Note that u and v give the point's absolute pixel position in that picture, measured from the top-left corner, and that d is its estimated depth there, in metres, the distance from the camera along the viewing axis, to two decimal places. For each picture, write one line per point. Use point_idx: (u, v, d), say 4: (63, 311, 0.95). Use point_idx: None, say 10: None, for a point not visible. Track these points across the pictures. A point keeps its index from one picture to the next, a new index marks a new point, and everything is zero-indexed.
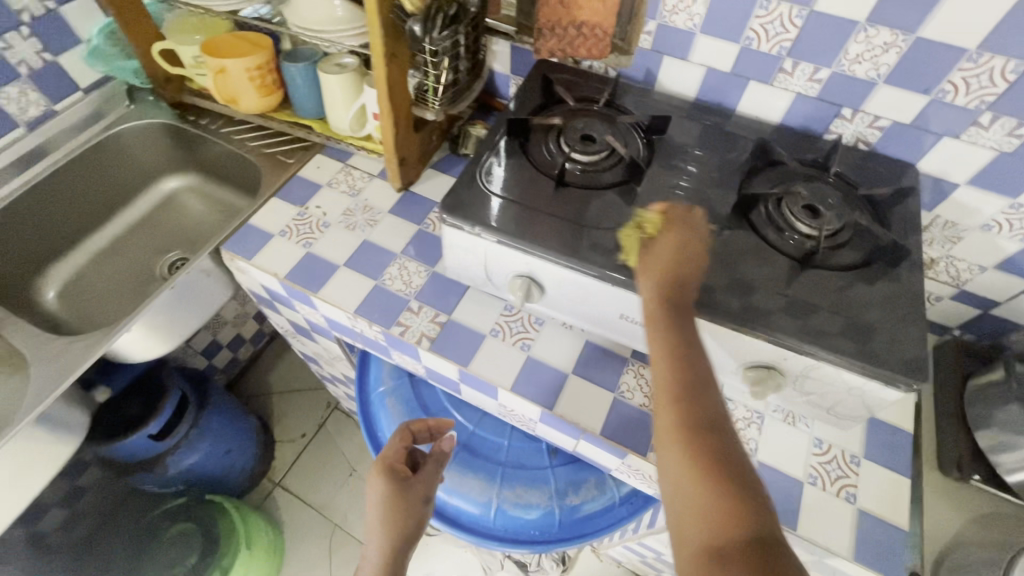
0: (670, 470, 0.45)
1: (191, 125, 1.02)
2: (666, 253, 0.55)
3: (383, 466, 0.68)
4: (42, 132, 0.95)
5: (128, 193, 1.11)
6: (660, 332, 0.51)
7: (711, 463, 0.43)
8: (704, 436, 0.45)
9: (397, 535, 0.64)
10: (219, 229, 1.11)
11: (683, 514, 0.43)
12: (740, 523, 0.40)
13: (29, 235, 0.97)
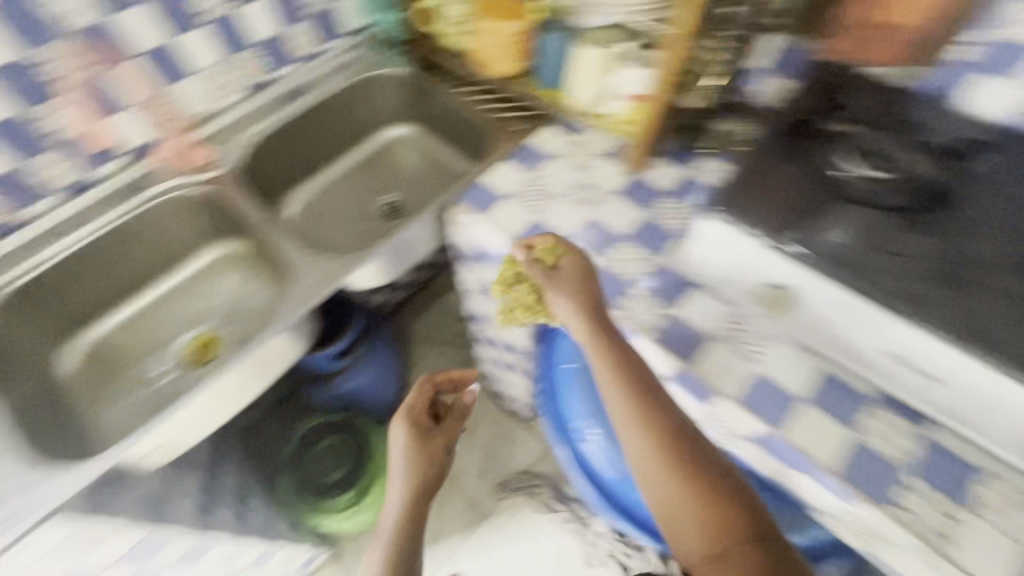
0: (659, 491, 0.57)
1: (439, 86, 1.08)
2: (551, 287, 0.70)
3: (410, 419, 0.75)
4: (309, 70, 1.06)
5: (357, 134, 1.17)
6: (609, 375, 0.63)
7: (691, 470, 0.56)
8: (677, 450, 0.57)
9: (423, 481, 0.71)
10: (432, 184, 1.16)
11: (674, 521, 0.55)
12: (727, 513, 0.53)
13: (282, 159, 1.07)
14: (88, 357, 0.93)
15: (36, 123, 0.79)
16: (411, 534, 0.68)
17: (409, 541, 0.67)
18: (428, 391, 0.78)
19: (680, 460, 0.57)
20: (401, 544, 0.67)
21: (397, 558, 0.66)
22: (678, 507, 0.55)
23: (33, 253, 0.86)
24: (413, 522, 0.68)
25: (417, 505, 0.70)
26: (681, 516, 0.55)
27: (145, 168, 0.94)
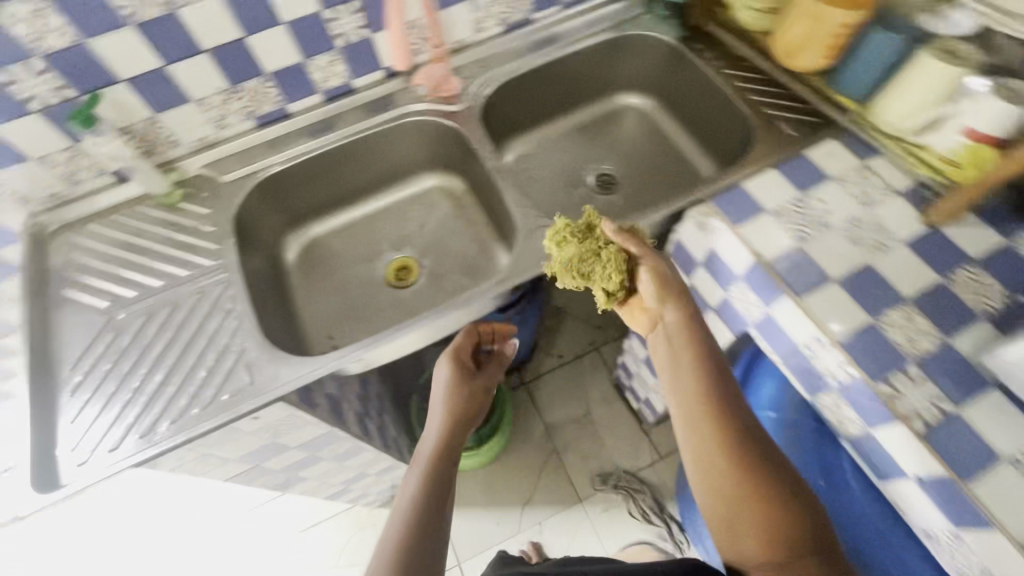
0: (719, 475, 0.53)
1: (705, 63, 0.96)
2: (651, 262, 0.67)
3: (458, 358, 0.70)
4: (570, 17, 1.01)
5: (593, 95, 1.11)
6: (689, 362, 0.60)
7: (750, 453, 0.54)
8: (738, 432, 0.55)
9: (462, 413, 0.64)
10: (655, 167, 1.08)
11: (726, 504, 0.53)
12: (784, 502, 0.51)
13: (517, 105, 1.04)
14: (305, 254, 1.00)
15: (326, 24, 0.82)
16: (449, 459, 0.59)
17: (448, 464, 0.58)
18: (471, 338, 0.73)
19: (739, 442, 0.54)
20: (437, 465, 0.57)
21: (436, 477, 0.56)
22: (732, 490, 0.53)
23: (289, 146, 0.91)
24: (454, 448, 0.60)
25: (454, 433, 0.62)
26: (736, 502, 0.52)
27: (394, 87, 0.95)
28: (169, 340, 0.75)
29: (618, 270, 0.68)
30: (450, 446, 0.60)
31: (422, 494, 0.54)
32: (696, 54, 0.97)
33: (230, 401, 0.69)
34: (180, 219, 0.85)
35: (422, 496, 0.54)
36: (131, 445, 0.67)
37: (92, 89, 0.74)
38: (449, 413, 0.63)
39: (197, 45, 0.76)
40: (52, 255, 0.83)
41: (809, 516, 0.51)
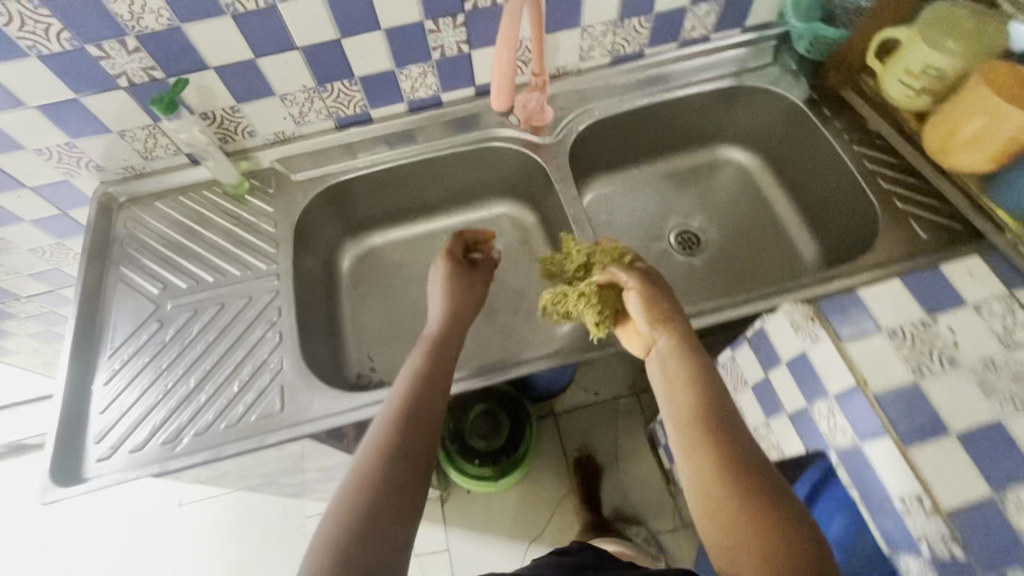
0: (695, 472, 0.50)
1: (836, 136, 0.84)
2: (634, 277, 0.62)
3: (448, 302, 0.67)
4: (687, 57, 0.91)
5: (694, 142, 1.00)
6: (682, 371, 0.56)
7: (732, 454, 0.50)
8: (714, 429, 0.52)
9: (442, 359, 0.60)
10: (747, 234, 0.97)
11: (709, 507, 0.48)
12: (769, 504, 0.47)
13: (611, 143, 0.95)
14: (359, 262, 0.95)
15: (425, 35, 0.76)
16: (422, 407, 0.55)
17: (422, 416, 0.54)
18: (460, 242, 0.74)
19: (717, 440, 0.51)
20: (409, 413, 0.54)
21: (407, 424, 0.53)
22: (714, 491, 0.48)
23: (365, 154, 0.87)
24: (431, 397, 0.56)
25: (433, 380, 0.58)
26: (721, 504, 0.48)
27: (483, 105, 0.89)
28: (209, 343, 0.73)
29: (591, 305, 0.65)
30: (422, 393, 0.56)
31: (389, 443, 0.51)
32: (826, 123, 0.85)
33: (257, 425, 0.66)
34: (243, 213, 0.83)
35: (389, 446, 0.51)
36: (154, 450, 0.65)
37: (179, 73, 0.71)
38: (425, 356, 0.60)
39: (291, 41, 0.72)
40: (117, 228, 0.83)
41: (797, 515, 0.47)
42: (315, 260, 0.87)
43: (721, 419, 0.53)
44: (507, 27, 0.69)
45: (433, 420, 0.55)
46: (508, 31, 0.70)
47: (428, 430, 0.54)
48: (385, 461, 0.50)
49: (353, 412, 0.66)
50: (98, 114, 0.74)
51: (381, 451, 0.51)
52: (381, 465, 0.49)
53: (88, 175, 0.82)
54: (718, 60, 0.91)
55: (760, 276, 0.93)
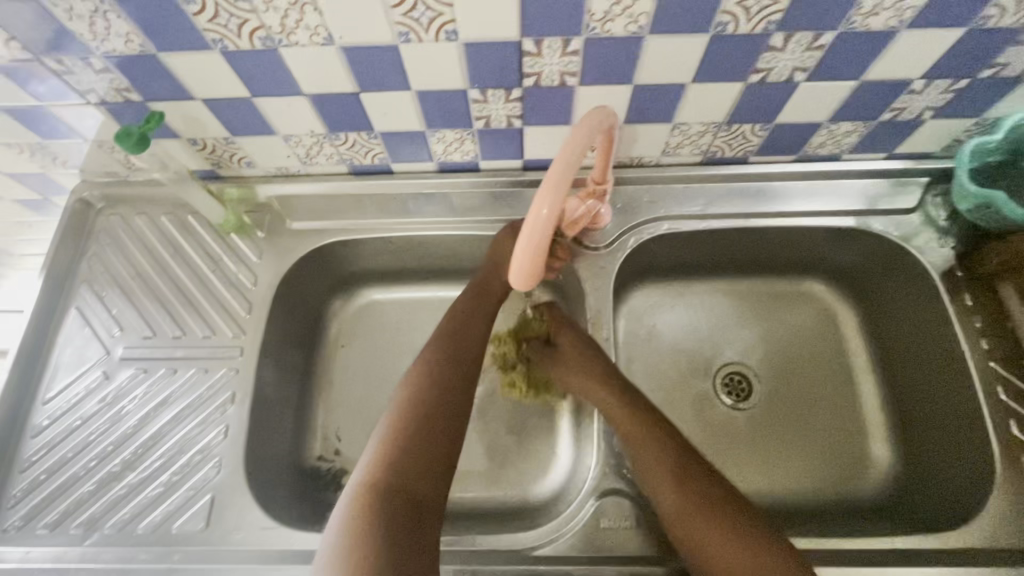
0: (670, 503, 0.55)
1: (969, 341, 0.64)
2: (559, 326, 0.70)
3: (464, 296, 0.67)
4: (804, 176, 0.70)
5: (779, 267, 0.80)
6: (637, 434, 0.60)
7: (691, 476, 0.56)
8: (670, 458, 0.58)
9: (457, 349, 0.62)
10: (813, 402, 0.76)
11: (690, 533, 0.53)
12: (740, 521, 0.53)
13: (676, 253, 0.76)
14: (348, 318, 0.82)
15: (468, 104, 0.59)
16: (436, 404, 0.58)
17: (435, 412, 0.57)
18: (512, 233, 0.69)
19: (678, 469, 0.57)
20: (422, 405, 0.57)
21: (419, 418, 0.56)
22: (692, 518, 0.54)
23: (379, 214, 0.74)
24: (444, 394, 0.58)
25: (446, 373, 0.60)
26: (702, 531, 0.53)
27: (528, 181, 0.73)
28: (148, 416, 0.64)
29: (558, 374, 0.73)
30: (435, 388, 0.58)
31: (401, 435, 0.55)
32: (959, 317, 0.65)
33: (174, 540, 0.58)
34: (223, 256, 0.72)
35: (400, 439, 0.55)
36: (62, 538, 0.59)
37: (160, 101, 0.58)
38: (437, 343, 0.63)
39: (296, 87, 0.57)
40: (87, 238, 0.73)
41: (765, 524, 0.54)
42: (298, 316, 0.76)
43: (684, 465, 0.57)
44: (537, 242, 0.44)
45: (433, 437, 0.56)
46: (539, 244, 0.44)
47: (444, 429, 0.57)
48: (401, 458, 0.54)
49: (279, 560, 0.57)
50: (71, 123, 0.62)
51: (394, 443, 0.55)
52: (394, 461, 0.54)
53: (67, 172, 0.71)
54: (843, 188, 0.70)
55: (809, 465, 0.73)
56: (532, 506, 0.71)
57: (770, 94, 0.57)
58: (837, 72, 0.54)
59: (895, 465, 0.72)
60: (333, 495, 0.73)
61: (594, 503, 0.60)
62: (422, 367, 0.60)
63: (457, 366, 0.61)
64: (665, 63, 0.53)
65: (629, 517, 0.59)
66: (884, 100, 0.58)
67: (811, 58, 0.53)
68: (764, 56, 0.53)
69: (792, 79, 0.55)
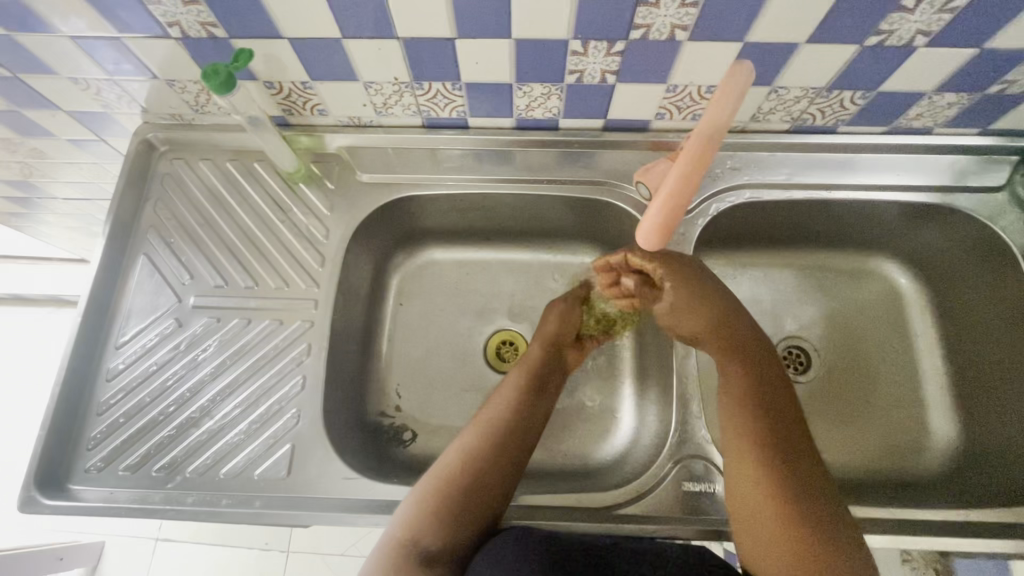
0: (736, 454, 0.53)
1: None
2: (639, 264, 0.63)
3: (542, 339, 0.67)
4: (892, 148, 0.68)
5: (845, 243, 0.79)
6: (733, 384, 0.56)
7: (775, 444, 0.52)
8: (763, 416, 0.54)
9: (515, 421, 0.59)
10: (872, 378, 0.77)
11: (744, 488, 0.52)
12: (810, 514, 0.49)
13: (749, 223, 0.75)
14: (407, 276, 0.81)
15: (566, 56, 0.56)
16: (494, 455, 0.56)
17: (482, 495, 0.54)
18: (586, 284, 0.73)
19: (764, 429, 0.53)
20: (468, 479, 0.54)
21: (464, 493, 0.53)
22: (749, 468, 0.52)
23: (449, 169, 0.72)
24: (497, 472, 0.55)
25: (504, 444, 0.57)
26: (759, 493, 0.50)
27: (605, 142, 0.70)
28: (224, 364, 0.65)
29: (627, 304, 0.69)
30: (486, 463, 0.55)
31: (440, 508, 0.53)
32: None
33: (256, 486, 0.59)
34: (292, 207, 0.70)
35: (440, 510, 0.52)
36: (144, 480, 0.59)
37: (246, 38, 0.56)
38: (495, 414, 0.59)
39: (391, 29, 0.54)
40: (151, 183, 0.71)
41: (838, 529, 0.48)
42: (363, 271, 0.75)
43: (770, 436, 0.53)
44: (672, 209, 0.50)
45: (485, 484, 0.54)
46: (673, 208, 0.50)
47: (486, 493, 0.54)
48: (443, 528, 0.52)
49: (362, 509, 0.58)
50: (145, 59, 0.60)
51: (431, 516, 0.52)
52: (424, 519, 0.52)
53: (130, 111, 0.69)
54: (930, 163, 0.68)
55: (868, 438, 0.74)
56: (594, 467, 0.71)
57: (882, 59, 0.55)
58: (961, 37, 0.52)
59: (953, 442, 0.73)
60: (396, 449, 0.73)
61: (672, 466, 0.61)
62: (475, 437, 0.57)
63: (523, 435, 0.59)
64: (784, 19, 0.51)
65: (705, 480, 0.60)
66: (999, 72, 0.56)
67: (938, 21, 0.51)
68: (890, 17, 0.50)
69: (911, 44, 0.53)
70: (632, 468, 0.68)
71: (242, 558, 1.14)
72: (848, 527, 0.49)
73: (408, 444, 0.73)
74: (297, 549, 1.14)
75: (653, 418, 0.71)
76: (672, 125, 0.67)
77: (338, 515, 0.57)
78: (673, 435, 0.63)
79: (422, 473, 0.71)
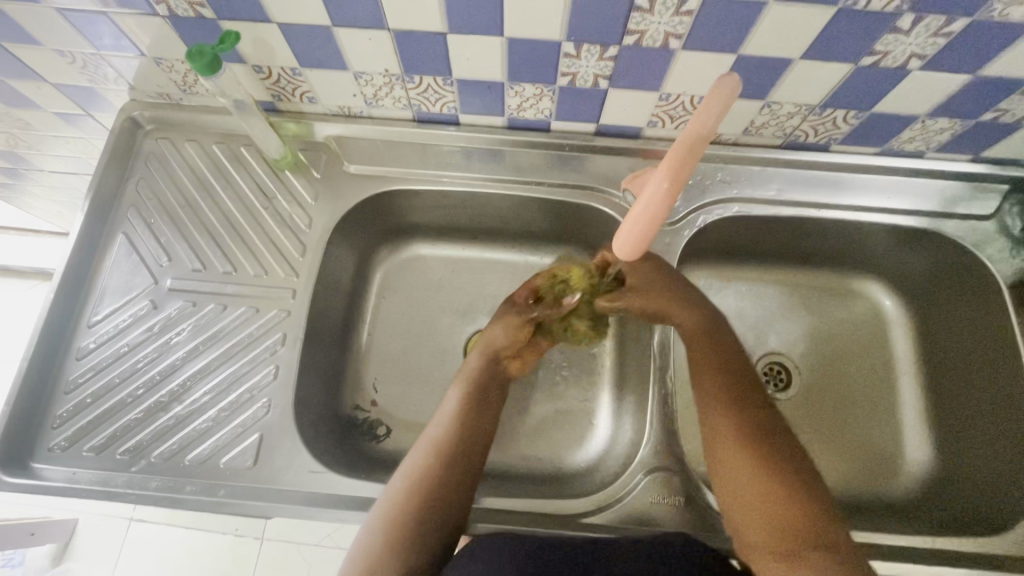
0: (713, 431, 0.54)
1: None
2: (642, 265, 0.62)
3: (486, 346, 0.63)
4: (882, 170, 0.68)
5: (833, 262, 0.79)
6: (707, 359, 0.58)
7: (746, 410, 0.54)
8: (730, 371, 0.57)
9: (461, 434, 0.57)
10: (852, 399, 0.77)
11: (719, 434, 0.53)
12: (794, 487, 0.48)
13: (737, 237, 0.74)
14: (391, 269, 0.80)
15: (559, 58, 0.55)
16: (446, 475, 0.54)
17: (438, 517, 0.52)
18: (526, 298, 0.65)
19: (733, 383, 0.56)
20: (418, 506, 0.52)
21: (418, 520, 0.51)
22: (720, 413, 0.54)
23: (437, 165, 0.71)
24: (452, 493, 0.53)
25: (451, 465, 0.55)
26: (735, 461, 0.51)
27: (597, 147, 0.70)
28: (195, 349, 0.64)
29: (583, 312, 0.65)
30: (436, 485, 0.53)
31: (396, 540, 0.50)
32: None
33: (221, 474, 0.58)
34: (276, 194, 0.69)
35: (397, 543, 0.50)
36: (108, 462, 0.59)
37: (234, 21, 0.55)
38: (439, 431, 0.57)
39: (381, 20, 0.53)
40: (134, 161, 0.70)
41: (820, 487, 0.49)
42: (346, 263, 0.74)
43: (740, 403, 0.54)
44: (650, 216, 0.49)
45: (439, 505, 0.53)
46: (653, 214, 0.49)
47: (442, 513, 0.52)
48: (400, 559, 0.49)
49: (326, 503, 0.57)
50: (132, 35, 0.58)
51: (388, 550, 0.50)
52: (382, 548, 0.50)
53: (117, 88, 0.68)
54: (920, 187, 0.68)
55: (843, 459, 0.74)
56: (567, 472, 0.71)
57: (876, 80, 0.55)
58: (956, 63, 0.52)
59: (927, 469, 0.72)
60: (369, 443, 0.72)
61: (643, 476, 0.61)
62: (422, 459, 0.55)
63: (473, 446, 0.57)
64: (779, 34, 0.50)
65: (677, 492, 0.60)
66: (992, 100, 0.56)
67: (932, 45, 0.50)
68: (885, 38, 0.50)
69: (905, 66, 0.53)
70: (603, 475, 0.68)
71: (215, 542, 1.13)
72: (824, 487, 0.49)
73: (381, 439, 0.73)
74: (270, 536, 1.14)
75: (628, 426, 0.70)
76: (664, 133, 0.67)
77: (301, 508, 0.57)
78: (648, 445, 0.63)
79: (393, 469, 0.70)
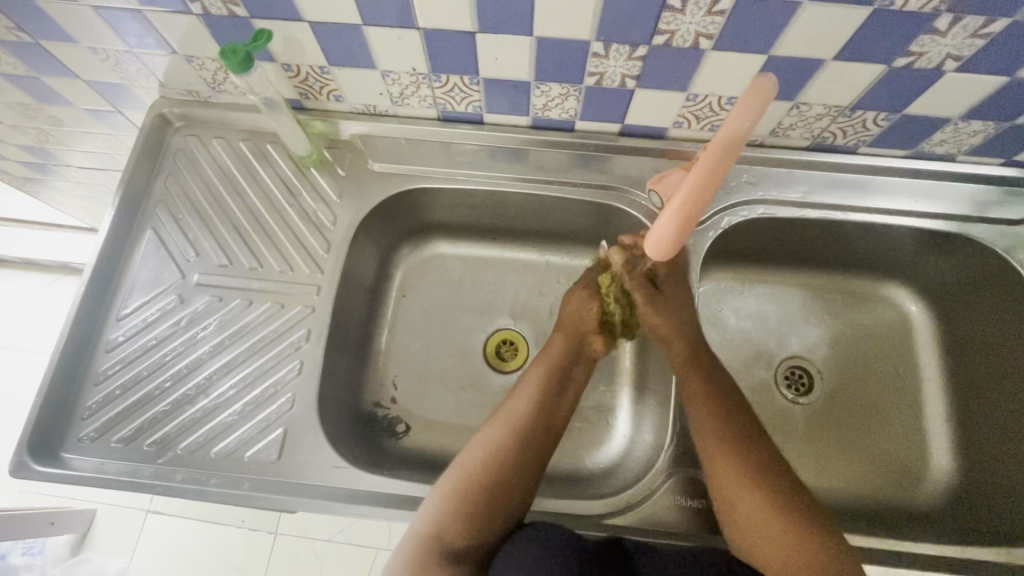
0: (724, 480, 0.54)
1: None
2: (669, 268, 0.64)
3: (566, 330, 0.65)
4: (911, 173, 0.67)
5: (856, 266, 0.78)
6: (707, 406, 0.59)
7: (753, 454, 0.55)
8: (725, 408, 0.58)
9: (540, 411, 0.59)
10: (875, 404, 0.76)
11: (723, 483, 0.54)
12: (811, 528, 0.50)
13: (761, 239, 0.74)
14: (413, 267, 0.81)
15: (587, 58, 0.55)
16: (524, 447, 0.57)
17: (509, 489, 0.55)
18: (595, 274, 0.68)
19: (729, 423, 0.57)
20: (490, 475, 0.55)
21: (491, 489, 0.54)
22: (722, 463, 0.55)
23: (461, 164, 0.71)
24: (526, 469, 0.56)
25: (525, 442, 0.57)
26: (750, 511, 0.52)
27: (621, 147, 0.69)
28: (221, 343, 0.65)
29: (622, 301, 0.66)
30: (512, 457, 0.56)
31: (469, 506, 0.53)
32: None
33: (246, 468, 0.59)
34: (301, 191, 0.70)
35: (468, 509, 0.53)
36: (135, 453, 0.59)
37: (266, 19, 0.56)
38: (519, 406, 0.59)
39: (411, 18, 0.53)
40: (163, 157, 0.71)
41: (818, 516, 0.52)
42: (369, 261, 0.75)
43: (746, 449, 0.55)
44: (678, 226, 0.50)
45: (515, 475, 0.55)
46: (688, 215, 0.49)
47: (516, 485, 0.55)
48: (467, 524, 0.53)
49: (349, 499, 0.57)
50: (166, 33, 0.59)
51: (457, 514, 0.53)
52: (451, 516, 0.53)
53: (148, 85, 0.69)
54: (951, 191, 0.67)
55: (867, 464, 0.73)
56: (586, 473, 0.71)
57: (909, 81, 0.54)
58: (993, 65, 0.51)
59: (952, 477, 0.71)
60: (389, 440, 0.72)
61: (666, 479, 0.60)
62: (503, 431, 0.58)
63: (551, 424, 0.59)
64: (812, 35, 0.50)
65: (699, 495, 0.59)
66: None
67: (969, 46, 0.49)
68: (921, 39, 0.49)
69: (941, 68, 0.52)
70: (624, 478, 0.67)
71: (230, 536, 1.14)
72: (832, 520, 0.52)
73: (401, 437, 0.73)
74: (285, 531, 1.14)
75: (648, 428, 0.70)
76: (690, 134, 0.66)
77: (325, 503, 0.57)
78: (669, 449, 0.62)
79: (413, 467, 0.70)
